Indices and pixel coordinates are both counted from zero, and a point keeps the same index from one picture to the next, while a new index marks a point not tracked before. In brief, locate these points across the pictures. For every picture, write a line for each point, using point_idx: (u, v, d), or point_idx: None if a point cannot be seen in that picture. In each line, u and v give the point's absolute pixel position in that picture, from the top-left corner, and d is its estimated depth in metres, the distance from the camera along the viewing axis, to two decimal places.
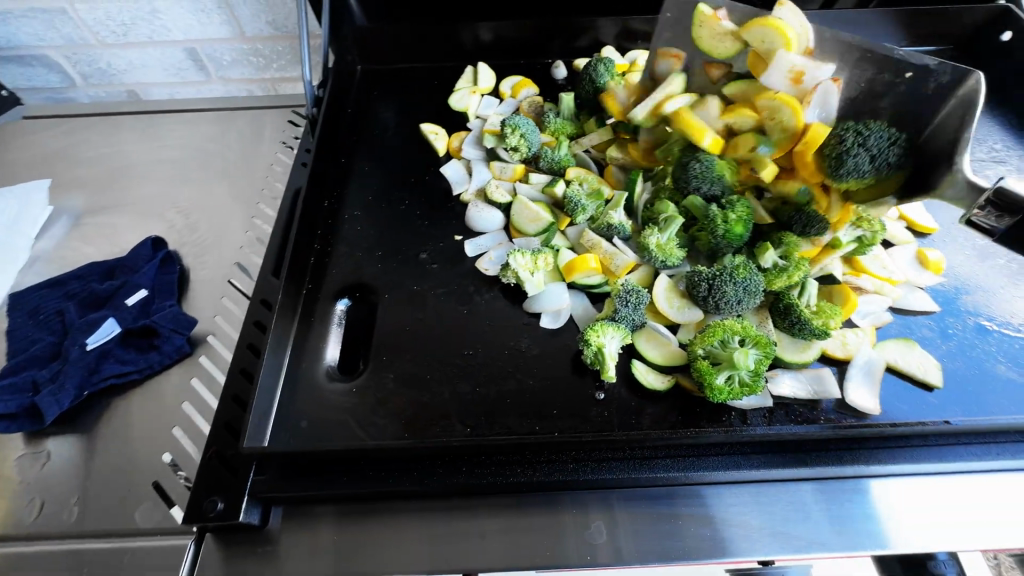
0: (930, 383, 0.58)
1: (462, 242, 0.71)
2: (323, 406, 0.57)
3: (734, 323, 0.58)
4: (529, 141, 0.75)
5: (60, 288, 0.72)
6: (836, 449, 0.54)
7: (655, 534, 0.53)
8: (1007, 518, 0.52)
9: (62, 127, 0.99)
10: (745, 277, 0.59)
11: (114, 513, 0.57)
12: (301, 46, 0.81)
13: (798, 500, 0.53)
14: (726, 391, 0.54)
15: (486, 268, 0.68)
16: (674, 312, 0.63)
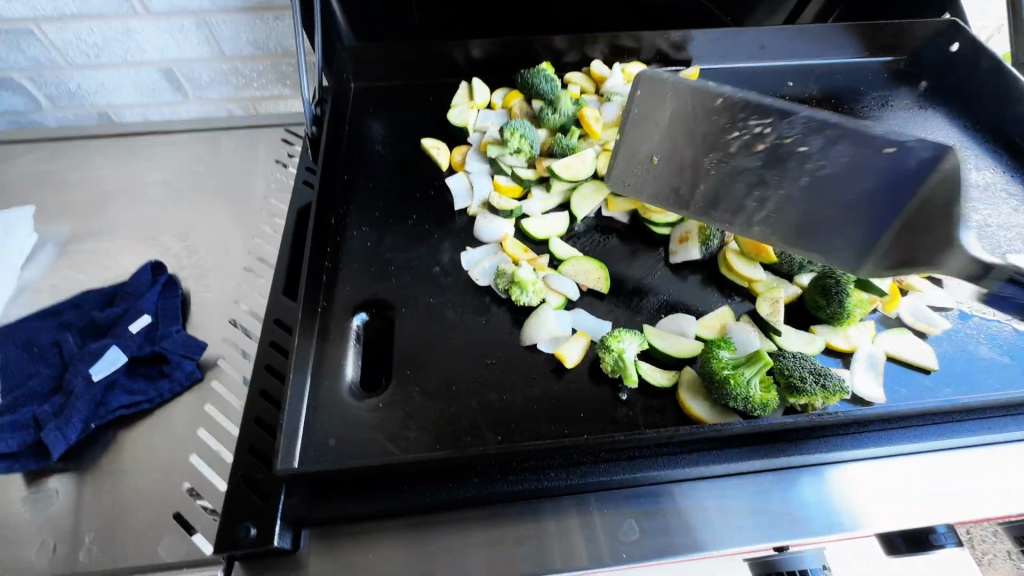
0: (927, 366, 0.62)
1: (459, 253, 0.72)
2: (351, 424, 0.57)
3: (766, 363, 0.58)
4: (530, 141, 0.78)
5: (54, 317, 0.69)
6: (839, 436, 0.57)
7: (673, 528, 0.56)
8: (959, 493, 0.58)
9: (39, 151, 0.95)
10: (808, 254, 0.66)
11: (131, 549, 0.54)
12: (299, 66, 0.81)
13: (761, 487, 0.58)
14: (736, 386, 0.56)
15: (477, 276, 0.69)
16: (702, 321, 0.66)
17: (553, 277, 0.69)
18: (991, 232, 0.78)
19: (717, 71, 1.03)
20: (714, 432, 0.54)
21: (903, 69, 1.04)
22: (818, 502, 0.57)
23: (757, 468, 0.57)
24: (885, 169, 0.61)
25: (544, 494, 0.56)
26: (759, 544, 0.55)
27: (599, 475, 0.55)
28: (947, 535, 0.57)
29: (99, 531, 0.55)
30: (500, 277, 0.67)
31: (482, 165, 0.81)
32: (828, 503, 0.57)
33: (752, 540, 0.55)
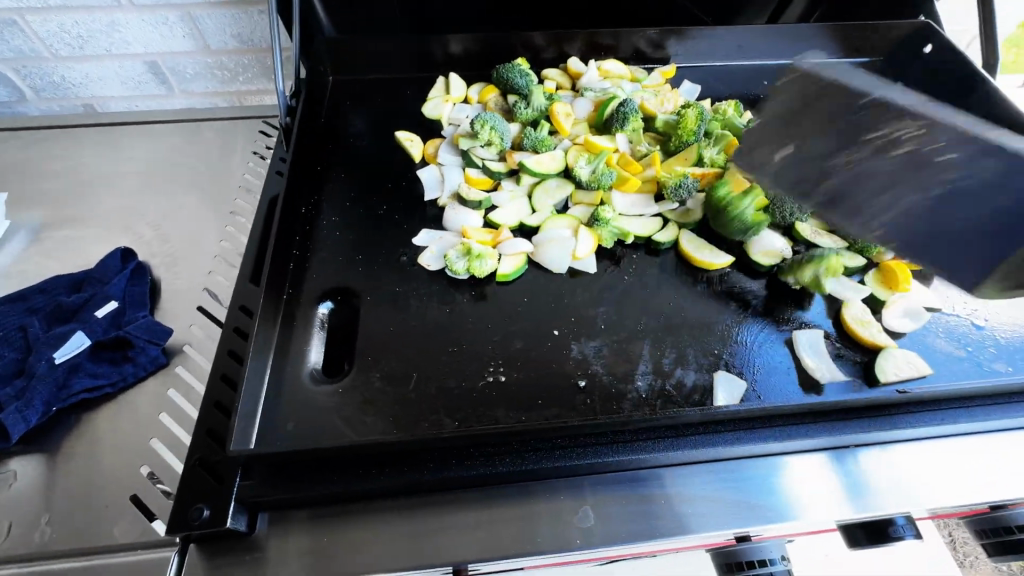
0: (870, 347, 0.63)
1: (415, 233, 0.73)
2: (310, 408, 0.57)
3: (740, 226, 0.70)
4: (500, 133, 0.79)
5: (21, 302, 0.69)
6: (842, 421, 0.58)
7: (634, 514, 0.56)
8: (962, 479, 0.59)
9: (19, 140, 0.95)
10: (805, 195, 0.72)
11: (87, 530, 0.54)
12: (274, 57, 0.82)
13: (769, 473, 0.58)
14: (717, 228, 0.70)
15: (427, 262, 0.70)
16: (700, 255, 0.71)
17: (506, 242, 0.71)
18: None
19: (694, 69, 1.04)
20: (668, 419, 0.54)
21: (879, 69, 1.05)
22: (825, 487, 0.58)
23: (769, 452, 0.58)
24: None
25: (503, 480, 0.56)
26: (729, 530, 0.56)
27: (556, 461, 0.55)
28: (906, 526, 0.58)
29: (56, 513, 0.55)
30: (448, 255, 0.69)
31: (453, 157, 0.82)
32: (834, 486, 0.58)
33: (757, 523, 0.56)
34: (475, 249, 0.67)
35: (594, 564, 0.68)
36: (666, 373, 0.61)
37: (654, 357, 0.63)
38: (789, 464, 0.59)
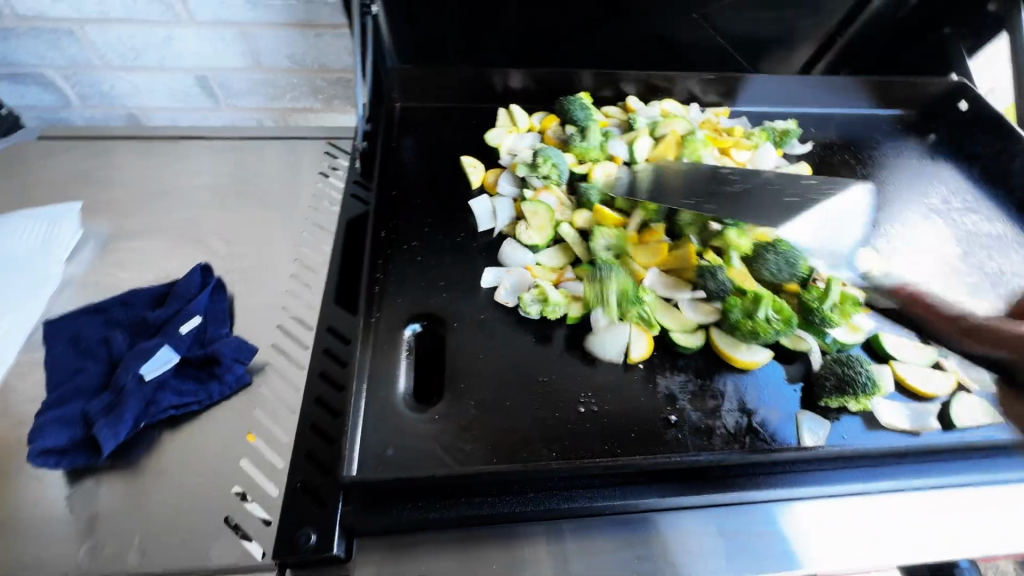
0: (938, 392, 0.65)
1: (481, 270, 0.74)
2: (407, 433, 0.58)
3: (777, 322, 0.65)
4: (559, 170, 0.81)
5: (101, 314, 0.69)
6: (906, 464, 0.60)
7: (710, 549, 0.56)
8: (985, 529, 0.59)
9: (82, 149, 0.96)
10: (787, 249, 0.72)
11: (185, 552, 0.53)
12: (356, 83, 0.85)
13: (756, 518, 0.58)
14: (751, 328, 0.64)
15: (504, 298, 0.70)
16: (740, 352, 0.66)
17: (572, 282, 0.72)
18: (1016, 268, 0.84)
19: (741, 111, 1.07)
20: (763, 457, 0.56)
21: (914, 119, 1.10)
22: (818, 536, 0.57)
23: (776, 497, 0.58)
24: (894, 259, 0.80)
25: (599, 512, 0.56)
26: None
27: (653, 495, 0.56)
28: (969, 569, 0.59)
29: (148, 533, 0.54)
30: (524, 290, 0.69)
31: (513, 193, 0.83)
32: (830, 538, 0.57)
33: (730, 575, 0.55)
34: (550, 290, 0.67)
35: None
36: (750, 410, 0.63)
37: (738, 394, 0.64)
38: (874, 503, 0.59)
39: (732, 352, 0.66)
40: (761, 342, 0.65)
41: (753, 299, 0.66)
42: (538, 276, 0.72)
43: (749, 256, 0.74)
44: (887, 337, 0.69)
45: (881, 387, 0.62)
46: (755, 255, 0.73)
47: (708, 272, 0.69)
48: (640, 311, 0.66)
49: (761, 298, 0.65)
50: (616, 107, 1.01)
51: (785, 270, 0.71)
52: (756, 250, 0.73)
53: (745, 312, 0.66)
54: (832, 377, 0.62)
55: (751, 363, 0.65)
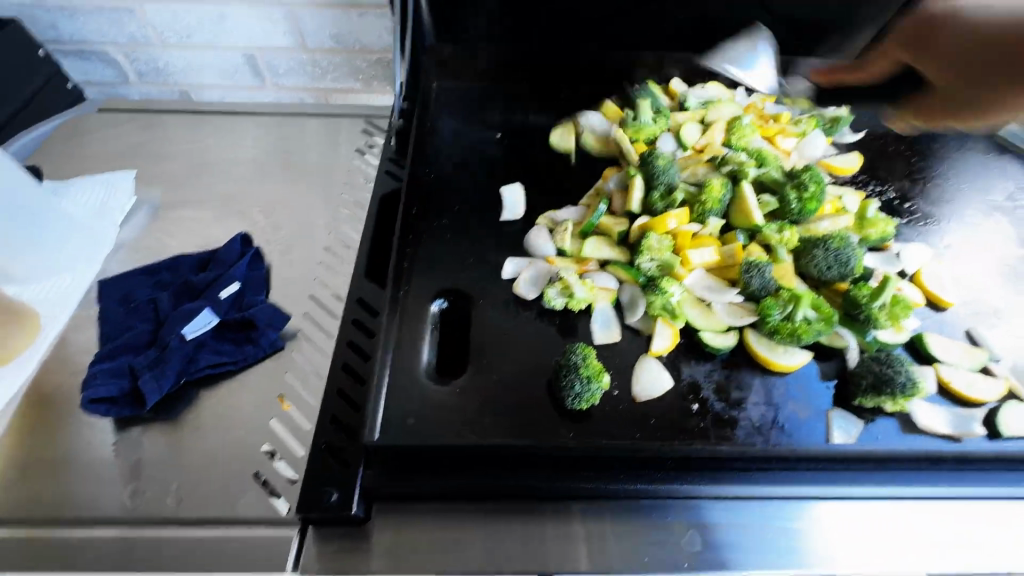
0: (982, 398, 0.61)
1: (503, 259, 0.73)
2: (429, 404, 0.59)
3: (819, 323, 0.62)
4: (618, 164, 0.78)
5: (149, 276, 0.73)
6: (942, 470, 0.57)
7: (734, 542, 0.55)
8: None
9: (138, 122, 1.01)
10: (840, 247, 0.66)
11: (217, 503, 0.57)
12: (393, 63, 0.87)
13: (779, 515, 0.57)
14: (790, 330, 0.62)
15: (525, 292, 0.68)
16: (776, 355, 0.63)
17: (595, 274, 0.69)
18: None
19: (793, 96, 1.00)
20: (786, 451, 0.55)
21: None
22: (847, 538, 0.56)
23: (802, 495, 0.57)
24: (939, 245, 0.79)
25: (616, 495, 0.56)
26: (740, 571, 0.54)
27: (670, 483, 0.56)
28: None
29: (186, 482, 0.58)
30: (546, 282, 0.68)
31: (543, 177, 0.83)
32: (859, 541, 0.55)
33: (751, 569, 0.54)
34: (576, 285, 0.65)
35: None
36: (778, 404, 0.61)
37: (767, 386, 0.62)
38: (909, 509, 0.57)
39: (768, 356, 0.63)
40: (801, 344, 0.62)
41: (791, 299, 0.63)
42: (562, 268, 0.69)
43: (796, 250, 0.71)
44: (933, 339, 0.65)
45: (921, 389, 0.59)
46: (804, 251, 0.69)
47: (755, 268, 0.66)
48: (664, 304, 0.64)
49: (800, 298, 0.63)
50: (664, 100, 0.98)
51: (834, 269, 0.67)
52: (805, 246, 0.70)
53: (784, 314, 0.63)
54: (870, 376, 0.59)
55: (782, 369, 0.62)
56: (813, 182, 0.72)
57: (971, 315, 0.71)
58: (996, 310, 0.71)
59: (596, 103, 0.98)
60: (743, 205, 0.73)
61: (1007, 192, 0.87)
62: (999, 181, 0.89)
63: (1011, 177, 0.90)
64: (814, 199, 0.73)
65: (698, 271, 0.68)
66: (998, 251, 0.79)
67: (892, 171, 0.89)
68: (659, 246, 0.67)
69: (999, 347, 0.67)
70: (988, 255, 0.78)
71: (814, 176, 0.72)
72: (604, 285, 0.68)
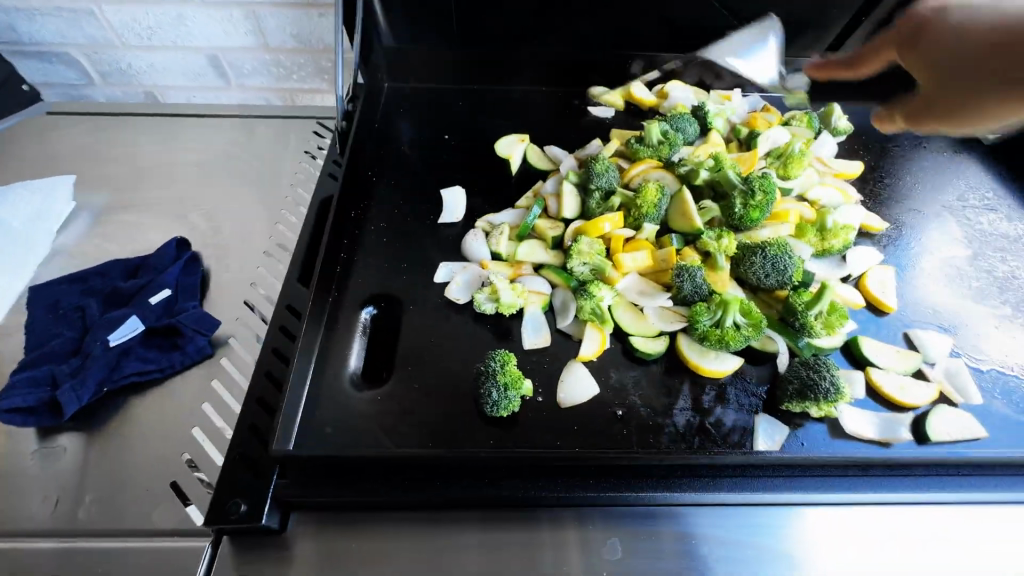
0: (912, 402, 0.61)
1: (439, 264, 0.72)
2: (349, 412, 0.58)
3: (747, 331, 0.62)
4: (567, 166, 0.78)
5: (80, 283, 0.72)
6: (870, 476, 0.56)
7: (664, 553, 0.54)
8: (961, 553, 0.55)
9: (88, 125, 1.00)
10: (777, 254, 0.65)
11: (129, 514, 0.56)
12: (336, 64, 0.84)
13: (704, 523, 0.55)
14: (716, 337, 0.61)
15: (455, 296, 0.68)
16: (704, 360, 0.62)
17: (529, 278, 0.69)
18: None
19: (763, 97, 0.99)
20: (705, 459, 0.54)
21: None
22: (772, 546, 0.54)
23: (726, 502, 0.55)
24: (886, 246, 0.78)
25: (536, 504, 0.55)
26: None
27: (592, 491, 0.54)
28: None
29: (101, 492, 0.58)
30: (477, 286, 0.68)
31: (487, 181, 0.83)
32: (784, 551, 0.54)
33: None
34: (503, 289, 0.65)
35: None
36: (705, 410, 0.60)
37: (695, 391, 0.61)
38: (839, 515, 0.56)
39: (695, 361, 0.62)
40: (731, 350, 0.62)
41: (720, 305, 0.62)
42: (493, 272, 0.69)
43: (736, 257, 0.69)
44: (867, 341, 0.65)
45: (847, 394, 0.58)
46: (743, 259, 0.67)
47: (686, 273, 0.65)
48: (592, 309, 0.64)
49: (728, 304, 0.62)
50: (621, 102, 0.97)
51: (771, 276, 0.65)
52: (744, 252, 0.68)
53: (713, 320, 0.62)
54: (796, 381, 0.59)
55: (708, 375, 0.62)
56: (760, 187, 0.69)
57: (911, 318, 0.70)
58: (935, 313, 0.71)
59: (549, 104, 0.97)
60: (684, 209, 0.71)
61: (960, 193, 0.86)
62: (954, 182, 0.88)
63: (965, 178, 0.89)
64: (759, 210, 0.69)
65: (632, 274, 0.68)
66: (945, 253, 0.78)
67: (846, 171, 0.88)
68: (589, 250, 0.68)
69: (937, 349, 0.66)
70: (934, 257, 0.77)
71: (759, 181, 0.69)
72: (537, 289, 0.68)
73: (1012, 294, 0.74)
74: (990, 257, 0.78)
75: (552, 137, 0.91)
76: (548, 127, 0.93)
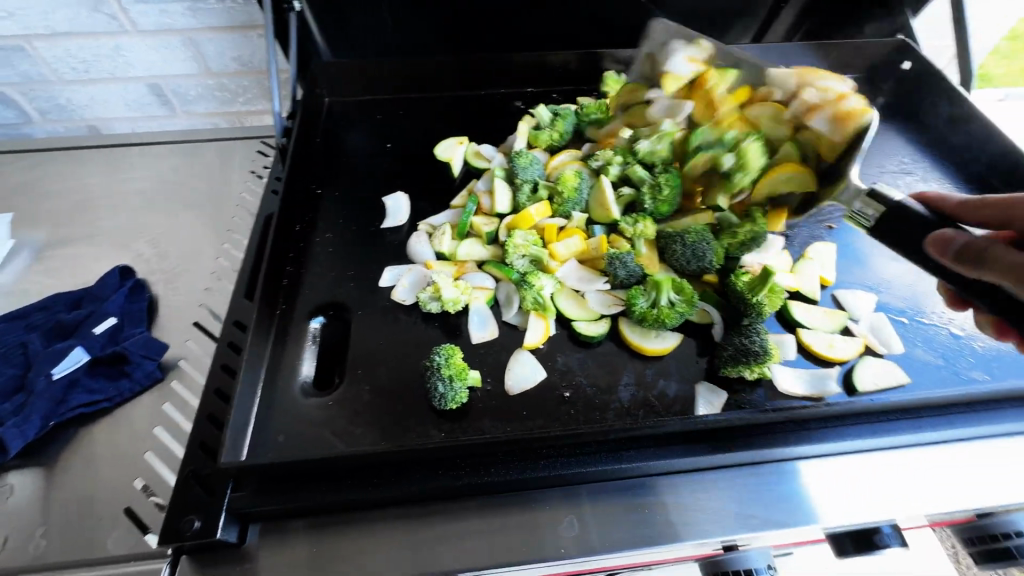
0: (839, 356, 0.64)
1: (383, 269, 0.73)
2: (301, 419, 0.59)
3: (681, 307, 0.64)
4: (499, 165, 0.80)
5: (22, 320, 0.71)
6: (807, 430, 0.59)
7: (618, 524, 0.57)
8: (891, 493, 0.59)
9: (25, 161, 0.98)
10: (694, 241, 0.68)
11: (85, 543, 0.56)
12: (271, 80, 0.84)
13: (651, 491, 0.59)
14: (653, 316, 0.64)
15: (401, 297, 0.69)
16: (647, 339, 0.65)
17: (472, 275, 0.72)
18: None
19: None
20: (649, 429, 0.56)
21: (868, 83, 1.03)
22: (718, 506, 0.58)
23: (671, 469, 0.58)
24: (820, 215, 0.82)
25: (493, 489, 0.57)
26: (608, 551, 0.56)
27: (543, 471, 0.56)
28: (891, 535, 0.59)
29: (51, 526, 0.57)
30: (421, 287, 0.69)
31: (430, 187, 0.85)
32: (731, 508, 0.58)
33: (622, 546, 0.56)
34: (445, 287, 0.66)
35: None
36: (648, 384, 0.62)
37: (637, 367, 0.64)
38: (791, 473, 0.59)
39: (638, 341, 0.65)
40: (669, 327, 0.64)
41: (654, 285, 0.64)
42: (437, 271, 0.71)
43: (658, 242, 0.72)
44: (796, 305, 0.68)
45: (776, 354, 0.62)
46: (667, 246, 0.71)
47: (617, 259, 0.68)
48: (534, 299, 0.66)
49: (662, 284, 0.64)
50: (558, 98, 1.00)
51: (692, 262, 0.69)
52: (666, 239, 0.71)
53: (649, 301, 0.65)
54: (731, 347, 0.62)
55: (655, 354, 0.64)
56: (669, 179, 0.72)
57: (838, 279, 0.74)
58: (862, 274, 0.75)
59: (490, 107, 0.99)
60: (603, 198, 0.74)
61: (882, 160, 0.92)
62: (874, 150, 0.94)
63: (886, 145, 0.94)
64: (666, 203, 0.73)
65: (570, 261, 0.71)
66: None
67: None
68: (524, 242, 0.70)
69: (861, 306, 0.70)
70: None
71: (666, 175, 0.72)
72: (480, 286, 0.70)
73: None
74: None
75: (493, 139, 0.93)
76: (488, 129, 0.95)
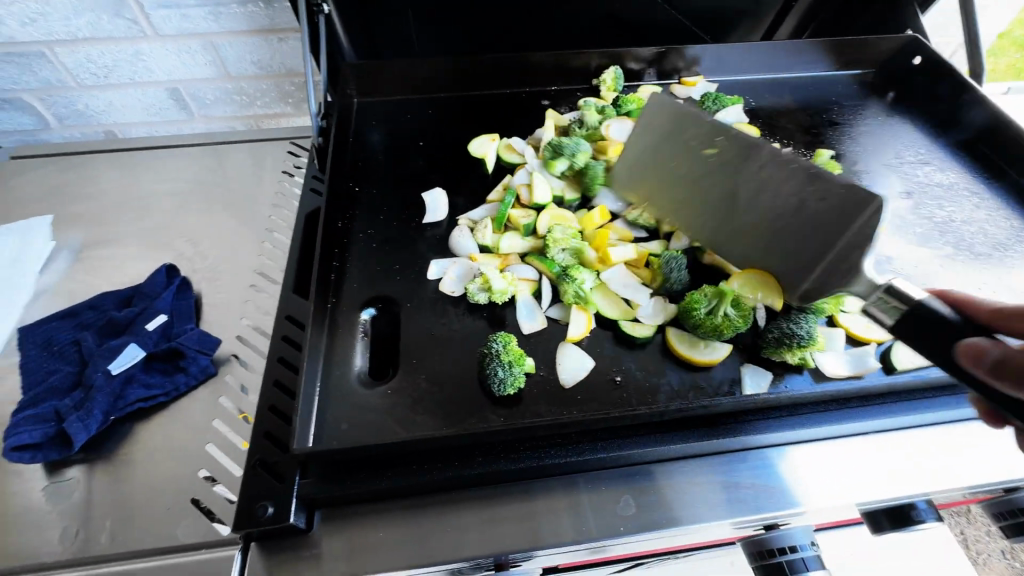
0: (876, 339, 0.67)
1: (428, 261, 0.75)
2: (360, 408, 0.61)
3: (739, 322, 0.64)
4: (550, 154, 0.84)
5: (72, 318, 0.72)
6: (852, 408, 0.61)
7: (670, 505, 0.59)
8: (932, 468, 0.60)
9: (56, 165, 0.99)
10: None
11: (156, 532, 0.57)
12: (306, 79, 0.85)
13: (701, 471, 0.60)
14: (708, 326, 0.64)
15: (450, 289, 0.71)
16: (698, 351, 0.65)
17: (516, 266, 0.74)
18: (964, 213, 0.85)
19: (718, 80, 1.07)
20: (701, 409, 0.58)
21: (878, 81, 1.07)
22: (766, 484, 0.59)
23: (718, 450, 0.60)
24: None
25: (552, 471, 0.59)
26: (660, 530, 0.57)
27: (599, 452, 0.58)
28: (927, 510, 0.61)
29: (118, 518, 0.58)
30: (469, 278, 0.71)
31: (467, 183, 0.86)
32: (780, 486, 0.59)
33: (673, 526, 0.58)
34: (494, 278, 0.68)
35: (619, 567, 0.72)
36: (696, 367, 0.64)
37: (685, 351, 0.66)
38: (833, 450, 0.61)
39: (689, 349, 0.65)
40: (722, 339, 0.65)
41: (715, 296, 0.65)
42: (483, 264, 0.73)
43: None
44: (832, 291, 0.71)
45: (819, 342, 0.63)
46: None
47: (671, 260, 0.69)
48: (577, 292, 0.68)
49: (723, 295, 0.65)
50: (582, 96, 1.02)
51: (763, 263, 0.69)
52: None
53: (708, 309, 0.65)
54: (776, 330, 0.64)
55: (704, 367, 0.65)
56: None
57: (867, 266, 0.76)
58: (889, 261, 0.78)
59: (516, 106, 1.01)
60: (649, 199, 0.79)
61: (899, 151, 0.95)
62: (891, 142, 0.96)
63: (902, 136, 0.97)
64: None
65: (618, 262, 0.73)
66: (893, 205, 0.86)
67: (786, 129, 0.99)
68: (563, 237, 0.72)
69: None
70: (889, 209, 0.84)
71: None
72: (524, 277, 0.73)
73: (954, 235, 0.82)
74: (936, 205, 0.86)
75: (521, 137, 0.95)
76: (516, 127, 0.97)
